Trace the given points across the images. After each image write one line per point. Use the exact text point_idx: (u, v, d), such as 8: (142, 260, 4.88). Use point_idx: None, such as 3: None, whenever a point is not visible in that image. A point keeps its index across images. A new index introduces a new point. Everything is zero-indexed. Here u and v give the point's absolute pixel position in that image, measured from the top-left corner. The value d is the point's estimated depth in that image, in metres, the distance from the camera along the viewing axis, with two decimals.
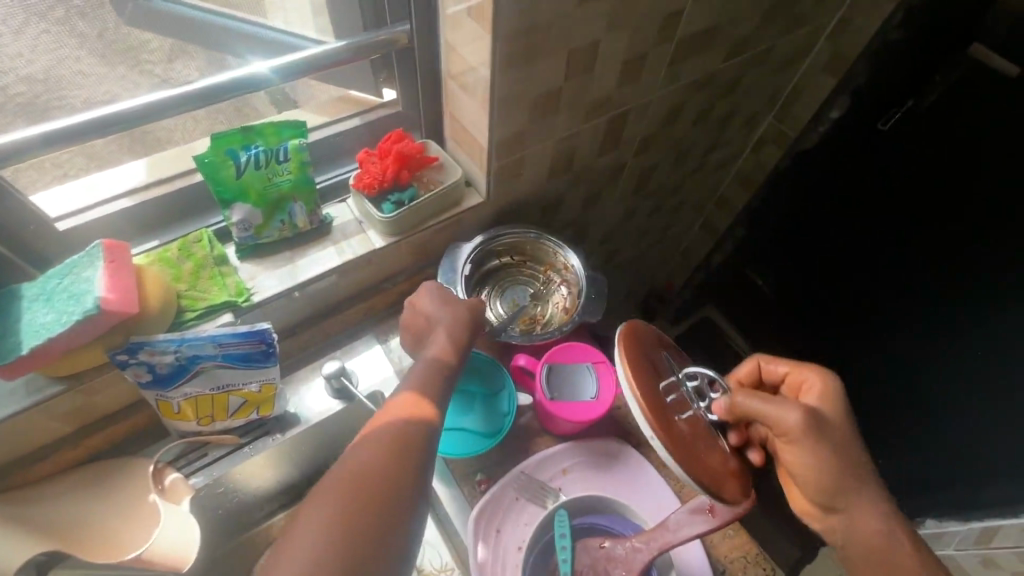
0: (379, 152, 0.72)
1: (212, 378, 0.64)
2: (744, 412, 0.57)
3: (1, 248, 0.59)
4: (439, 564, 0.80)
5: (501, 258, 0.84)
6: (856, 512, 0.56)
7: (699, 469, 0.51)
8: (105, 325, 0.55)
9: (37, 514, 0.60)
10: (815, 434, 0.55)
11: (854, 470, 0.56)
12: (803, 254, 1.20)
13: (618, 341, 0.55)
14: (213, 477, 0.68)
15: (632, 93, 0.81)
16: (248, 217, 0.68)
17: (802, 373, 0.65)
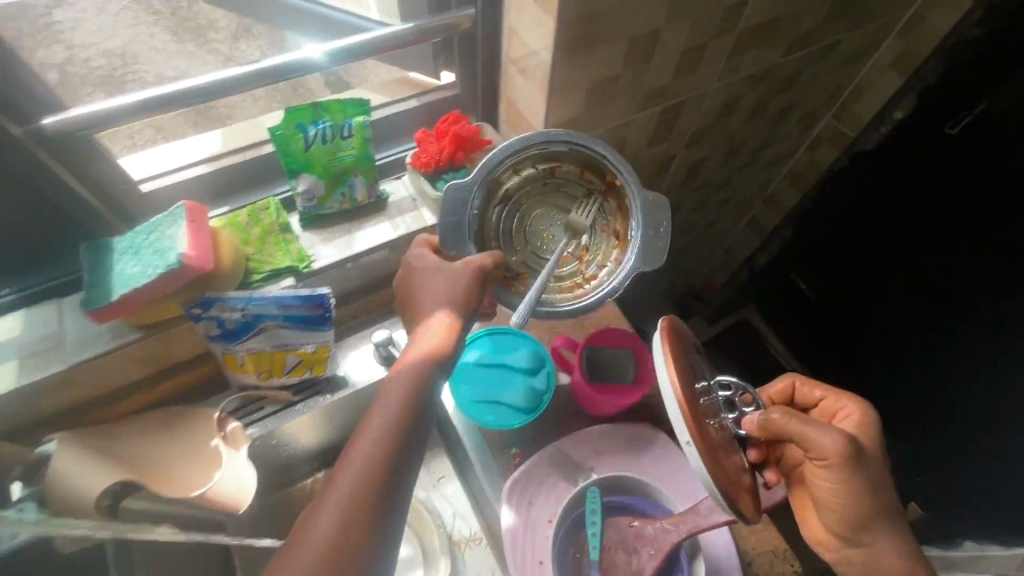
0: (437, 132, 0.75)
1: (274, 337, 0.69)
2: (780, 430, 0.56)
3: (97, 202, 0.64)
4: (468, 534, 0.88)
5: (522, 172, 0.68)
6: (879, 548, 0.56)
7: (723, 479, 0.50)
8: (185, 280, 0.60)
9: (114, 447, 0.66)
10: (852, 464, 0.54)
11: (884, 508, 0.56)
12: (840, 255, 1.22)
13: (660, 337, 0.53)
14: (268, 429, 0.73)
15: (689, 85, 0.81)
16: (312, 187, 0.72)
17: (838, 401, 0.65)
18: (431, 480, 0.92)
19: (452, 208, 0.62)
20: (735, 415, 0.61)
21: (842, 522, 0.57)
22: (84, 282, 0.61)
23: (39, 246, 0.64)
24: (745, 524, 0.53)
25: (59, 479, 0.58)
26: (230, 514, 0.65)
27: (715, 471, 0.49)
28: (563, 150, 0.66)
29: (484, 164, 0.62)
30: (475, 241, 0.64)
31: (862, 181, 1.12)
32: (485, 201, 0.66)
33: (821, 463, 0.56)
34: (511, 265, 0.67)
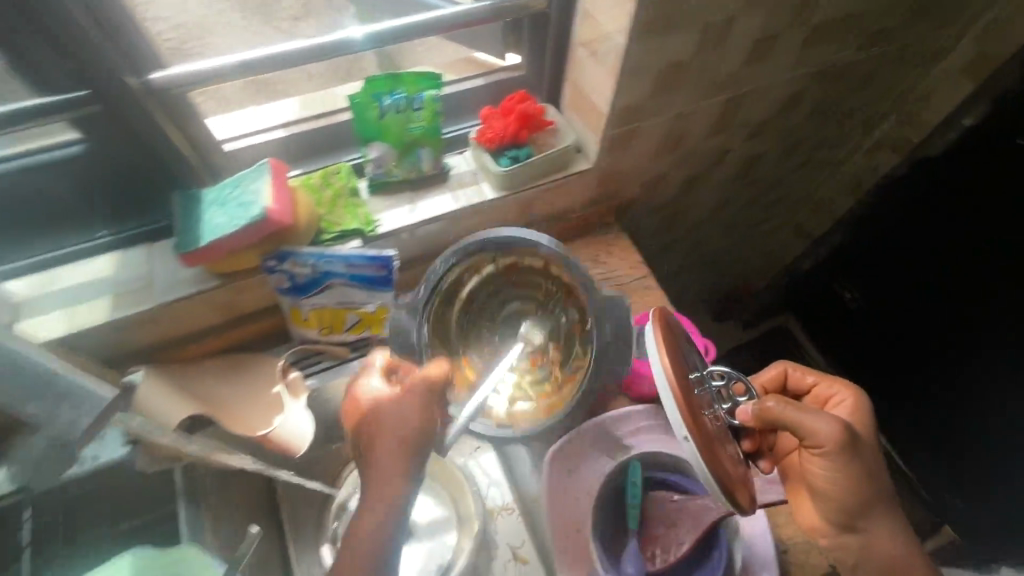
0: (502, 109, 0.78)
1: (339, 294, 0.73)
2: (774, 417, 0.57)
3: (194, 155, 0.69)
4: (501, 503, 0.88)
5: (479, 270, 0.72)
6: (875, 533, 0.59)
7: (718, 468, 0.50)
8: (265, 234, 0.64)
9: (191, 384, 0.71)
10: (846, 450, 0.56)
11: (881, 495, 0.58)
12: (879, 264, 1.19)
13: (652, 328, 0.52)
14: (323, 382, 0.78)
15: (754, 77, 0.81)
16: (383, 155, 0.76)
17: (831, 387, 0.68)
18: (468, 447, 0.92)
19: (407, 315, 0.69)
20: (730, 406, 0.60)
21: (840, 511, 0.59)
22: (175, 229, 0.66)
23: (134, 193, 0.70)
24: (740, 515, 0.52)
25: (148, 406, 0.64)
26: (290, 455, 0.71)
27: (710, 461, 0.49)
28: (511, 255, 0.70)
29: (431, 273, 0.69)
30: (429, 340, 0.70)
31: (920, 190, 1.08)
32: (441, 298, 0.71)
33: (817, 450, 0.57)
34: (459, 351, 0.72)
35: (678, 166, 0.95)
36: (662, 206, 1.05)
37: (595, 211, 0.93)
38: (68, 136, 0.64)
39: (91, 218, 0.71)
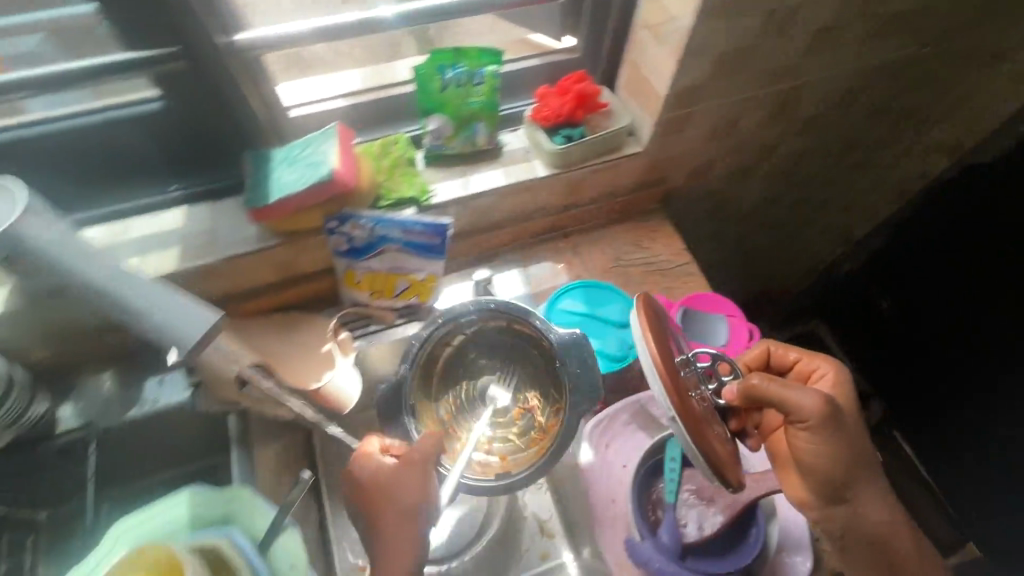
0: (560, 89, 0.79)
1: (392, 260, 0.76)
2: (760, 395, 0.56)
3: (265, 117, 0.72)
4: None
5: (455, 339, 0.73)
6: (860, 502, 0.58)
7: (705, 444, 0.49)
8: (330, 194, 0.67)
9: (253, 336, 0.76)
10: (830, 422, 0.55)
11: (865, 464, 0.58)
12: (902, 271, 1.15)
13: (636, 311, 0.53)
14: (371, 344, 0.81)
15: (811, 68, 0.81)
16: (442, 127, 0.78)
17: (814, 361, 0.66)
18: None
19: (385, 396, 0.68)
20: (715, 385, 0.60)
21: (825, 484, 0.58)
22: (246, 184, 0.69)
23: (206, 151, 0.73)
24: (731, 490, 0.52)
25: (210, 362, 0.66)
26: (338, 410, 0.74)
27: (698, 435, 0.49)
28: (475, 319, 0.71)
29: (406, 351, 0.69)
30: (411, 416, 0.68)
31: (954, 194, 1.06)
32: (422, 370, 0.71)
33: (802, 426, 0.56)
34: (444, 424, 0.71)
35: (725, 156, 0.95)
36: (704, 197, 1.05)
37: (639, 196, 0.93)
38: (150, 93, 0.68)
39: (166, 174, 0.75)
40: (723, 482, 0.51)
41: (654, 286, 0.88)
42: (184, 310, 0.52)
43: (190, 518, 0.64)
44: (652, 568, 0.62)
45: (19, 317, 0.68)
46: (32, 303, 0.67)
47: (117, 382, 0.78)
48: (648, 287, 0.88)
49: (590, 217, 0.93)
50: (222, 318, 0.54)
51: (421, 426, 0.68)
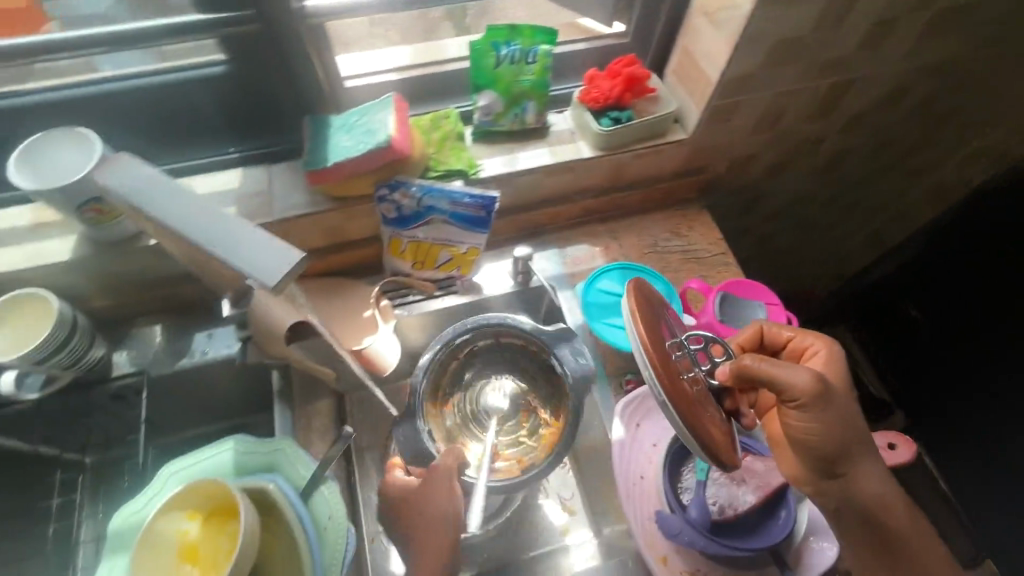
0: (610, 72, 0.80)
1: (438, 230, 0.78)
2: (752, 374, 0.54)
3: (326, 84, 0.75)
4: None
5: (455, 360, 0.75)
6: (854, 477, 0.58)
7: (698, 428, 0.49)
8: (384, 160, 0.70)
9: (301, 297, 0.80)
10: (823, 400, 0.54)
11: (858, 439, 0.57)
12: (915, 279, 1.20)
13: (626, 296, 0.53)
14: (411, 311, 0.83)
15: (864, 63, 0.81)
16: (492, 103, 0.79)
17: (807, 338, 0.65)
18: None
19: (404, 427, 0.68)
20: (709, 367, 0.58)
21: (818, 461, 0.57)
22: (306, 148, 0.72)
23: (265, 116, 0.76)
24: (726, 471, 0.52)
25: (262, 313, 0.66)
26: (379, 372, 0.77)
27: (689, 419, 0.49)
28: (471, 335, 0.74)
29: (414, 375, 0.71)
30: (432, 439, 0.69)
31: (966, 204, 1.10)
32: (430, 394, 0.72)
33: (796, 405, 0.55)
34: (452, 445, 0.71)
35: (768, 149, 0.95)
36: (742, 190, 1.05)
37: (679, 184, 0.94)
38: (213, 58, 0.71)
39: (226, 136, 0.78)
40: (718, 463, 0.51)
41: (689, 274, 0.89)
42: (272, 253, 0.40)
43: (234, 463, 0.67)
44: (683, 539, 0.63)
45: (85, 264, 0.71)
46: (99, 251, 0.71)
47: (169, 333, 0.82)
48: (684, 274, 0.89)
49: (629, 202, 0.94)
50: (301, 261, 0.40)
51: (436, 442, 0.69)
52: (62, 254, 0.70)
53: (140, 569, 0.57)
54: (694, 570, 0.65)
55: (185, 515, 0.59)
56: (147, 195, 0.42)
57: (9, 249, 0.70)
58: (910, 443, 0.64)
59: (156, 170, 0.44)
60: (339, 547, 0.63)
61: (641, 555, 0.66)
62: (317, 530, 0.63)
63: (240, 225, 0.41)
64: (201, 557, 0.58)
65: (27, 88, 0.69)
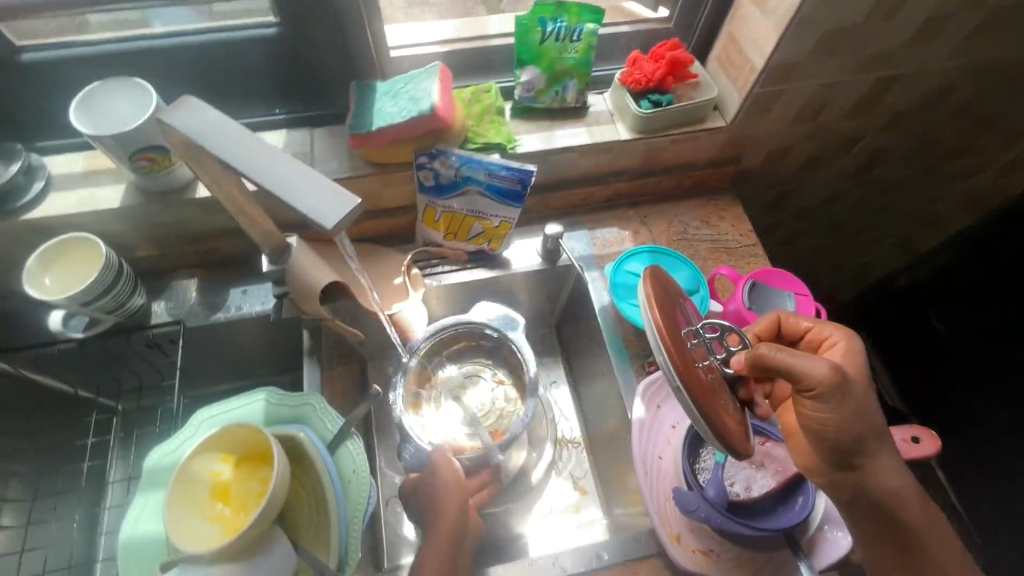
0: (653, 56, 0.81)
1: (473, 202, 0.80)
2: (767, 363, 0.52)
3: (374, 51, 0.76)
4: (570, 436, 0.91)
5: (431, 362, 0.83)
6: (871, 469, 0.56)
7: (711, 413, 0.50)
8: (429, 128, 0.71)
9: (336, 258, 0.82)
10: (841, 391, 0.52)
11: (875, 432, 0.54)
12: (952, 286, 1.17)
13: (642, 282, 0.54)
14: (441, 282, 0.85)
15: (913, 58, 0.79)
16: (534, 79, 0.80)
17: (825, 329, 0.62)
18: (544, 379, 0.97)
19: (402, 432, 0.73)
20: (724, 355, 0.60)
21: (833, 452, 0.55)
22: (350, 113, 0.74)
23: (312, 80, 0.78)
24: (736, 458, 0.52)
25: (300, 271, 0.70)
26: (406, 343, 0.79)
27: (702, 404, 0.49)
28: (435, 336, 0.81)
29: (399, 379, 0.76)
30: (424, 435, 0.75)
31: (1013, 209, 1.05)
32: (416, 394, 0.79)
33: (811, 395, 0.53)
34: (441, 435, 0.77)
35: (805, 142, 0.94)
36: (775, 184, 1.04)
37: (712, 172, 0.94)
38: (266, 20, 0.72)
39: (273, 98, 0.79)
40: (730, 451, 0.52)
41: (717, 263, 0.89)
42: (328, 196, 0.43)
43: (265, 415, 0.69)
44: (699, 516, 0.63)
45: (133, 212, 0.74)
46: (148, 201, 0.73)
47: (207, 287, 0.84)
48: (712, 262, 0.89)
49: (661, 188, 0.94)
50: (356, 207, 0.43)
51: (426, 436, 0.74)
52: (113, 201, 0.73)
53: (175, 505, 0.58)
54: (709, 550, 0.66)
55: (219, 457, 0.61)
56: (208, 135, 0.46)
57: (63, 194, 0.73)
58: (934, 438, 0.64)
59: (218, 114, 0.47)
60: (363, 497, 0.65)
61: (656, 532, 0.67)
62: (341, 482, 0.65)
63: (290, 169, 0.44)
64: (232, 498, 0.59)
65: (87, 38, 0.71)
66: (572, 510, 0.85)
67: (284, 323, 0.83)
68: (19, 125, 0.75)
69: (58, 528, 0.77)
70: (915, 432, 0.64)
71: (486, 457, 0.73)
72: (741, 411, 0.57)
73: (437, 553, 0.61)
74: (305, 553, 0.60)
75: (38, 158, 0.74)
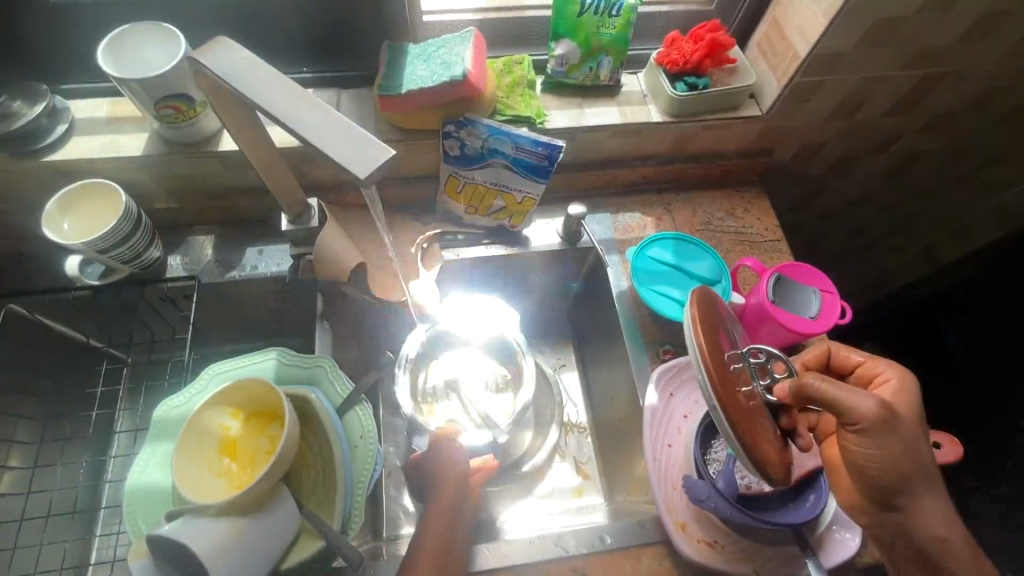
0: (693, 37, 0.78)
1: (498, 175, 0.78)
2: (812, 395, 0.52)
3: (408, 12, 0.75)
4: (575, 420, 0.91)
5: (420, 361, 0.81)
6: (917, 513, 0.54)
7: (751, 440, 0.48)
8: (459, 95, 0.70)
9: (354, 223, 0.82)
10: (888, 427, 0.51)
11: (923, 472, 0.53)
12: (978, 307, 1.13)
13: (689, 302, 0.53)
14: (459, 256, 0.84)
15: (963, 56, 0.77)
16: (568, 53, 0.78)
17: (878, 365, 0.60)
18: (554, 362, 0.96)
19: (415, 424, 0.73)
20: (767, 382, 0.58)
21: (875, 489, 0.55)
22: (381, 74, 0.73)
23: (344, 39, 0.76)
24: (773, 487, 0.51)
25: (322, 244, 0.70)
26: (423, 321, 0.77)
27: (742, 430, 0.48)
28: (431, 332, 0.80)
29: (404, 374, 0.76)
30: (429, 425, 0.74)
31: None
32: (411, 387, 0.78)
33: (856, 429, 0.53)
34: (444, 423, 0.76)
35: (840, 139, 0.92)
36: (803, 181, 1.02)
37: (741, 164, 0.92)
38: None
39: (301, 55, 0.78)
40: (768, 479, 0.50)
41: (740, 255, 0.87)
42: (342, 145, 0.43)
43: (275, 374, 0.68)
44: (708, 505, 0.63)
45: (155, 162, 0.73)
46: (170, 150, 0.72)
47: (224, 244, 0.83)
48: (735, 255, 0.87)
49: (687, 176, 0.92)
50: (390, 159, 0.43)
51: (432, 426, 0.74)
52: (135, 149, 0.72)
53: (184, 455, 0.57)
54: (713, 540, 0.66)
55: (229, 412, 0.61)
56: (239, 75, 0.46)
57: (85, 138, 0.72)
58: (955, 445, 0.62)
59: (250, 54, 0.47)
60: (369, 465, 0.64)
61: (661, 519, 0.67)
62: (348, 446, 0.65)
63: (306, 108, 0.44)
64: (239, 452, 0.59)
65: None
66: (573, 493, 0.85)
67: (299, 286, 0.83)
68: (46, 65, 0.74)
69: (63, 472, 0.77)
70: (936, 437, 0.63)
71: (490, 441, 0.75)
72: (784, 441, 0.55)
73: (437, 523, 0.61)
74: (308, 513, 0.60)
75: (63, 100, 0.74)
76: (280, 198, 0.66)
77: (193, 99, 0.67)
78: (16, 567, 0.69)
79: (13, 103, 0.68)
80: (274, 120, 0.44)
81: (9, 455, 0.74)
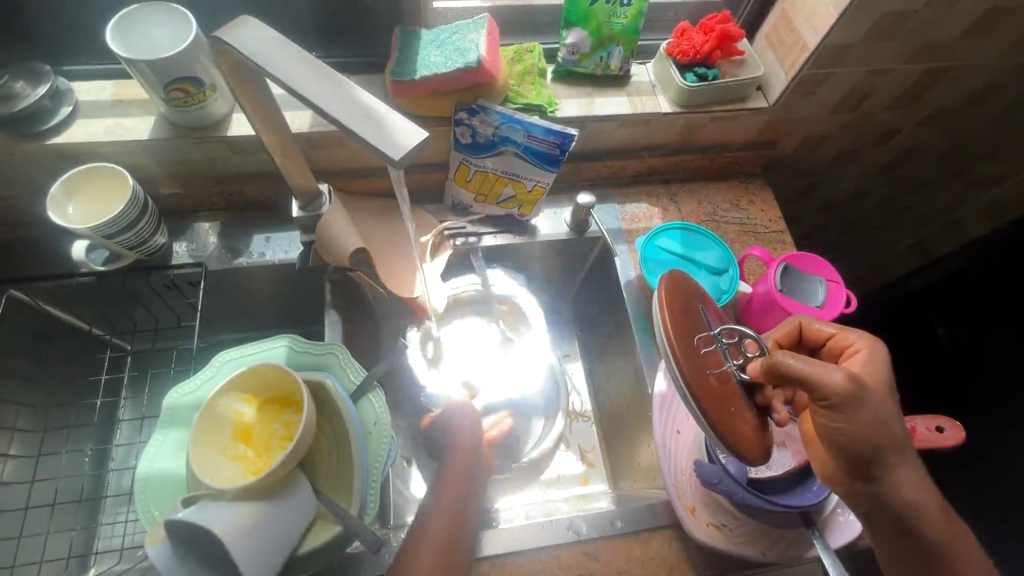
0: (703, 28, 0.78)
1: (507, 163, 0.78)
2: (784, 373, 0.50)
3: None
4: (580, 409, 0.91)
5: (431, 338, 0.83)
6: (892, 482, 0.53)
7: (725, 425, 0.50)
8: (473, 81, 0.70)
9: (359, 210, 0.80)
10: (857, 401, 0.50)
11: (895, 443, 0.53)
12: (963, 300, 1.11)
13: (659, 290, 0.54)
14: (466, 245, 0.85)
15: (964, 52, 0.78)
16: (580, 42, 0.78)
17: (848, 336, 0.60)
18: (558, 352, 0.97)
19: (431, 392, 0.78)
20: (740, 361, 0.57)
21: (850, 462, 0.54)
22: (393, 59, 0.72)
23: (358, 26, 0.76)
24: (750, 466, 0.52)
25: (336, 232, 0.69)
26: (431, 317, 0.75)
27: (715, 417, 0.49)
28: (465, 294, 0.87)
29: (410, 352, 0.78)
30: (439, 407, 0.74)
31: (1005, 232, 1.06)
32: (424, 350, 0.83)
33: (827, 405, 0.52)
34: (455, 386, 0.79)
35: (842, 132, 0.93)
36: (804, 173, 1.03)
37: (745, 156, 0.93)
38: None
39: (311, 40, 0.77)
40: (743, 460, 0.52)
41: (744, 246, 0.88)
42: (366, 125, 0.43)
43: (287, 360, 0.68)
44: (721, 489, 0.65)
45: (162, 147, 0.72)
46: (177, 135, 0.71)
47: (229, 231, 0.83)
48: (739, 246, 0.88)
49: (693, 167, 0.93)
50: (424, 139, 0.43)
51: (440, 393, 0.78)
52: (142, 133, 0.71)
53: (198, 442, 0.57)
54: (720, 524, 0.67)
55: (243, 398, 0.60)
56: (265, 55, 0.46)
57: (89, 121, 0.71)
58: (959, 429, 0.64)
59: (276, 34, 0.47)
60: (383, 451, 0.64)
61: (670, 502, 0.68)
62: (363, 433, 0.65)
63: (326, 89, 0.44)
64: (255, 440, 0.59)
65: None
66: (580, 480, 0.86)
67: (308, 273, 0.82)
68: (50, 45, 0.73)
69: (68, 460, 0.76)
70: (939, 421, 0.65)
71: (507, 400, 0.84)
72: (759, 419, 0.55)
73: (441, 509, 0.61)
74: (325, 498, 0.60)
75: (66, 83, 0.72)
76: (292, 187, 0.66)
77: (203, 82, 0.66)
78: (22, 557, 0.69)
79: (15, 84, 0.67)
80: (308, 104, 0.44)
81: (10, 444, 0.72)
